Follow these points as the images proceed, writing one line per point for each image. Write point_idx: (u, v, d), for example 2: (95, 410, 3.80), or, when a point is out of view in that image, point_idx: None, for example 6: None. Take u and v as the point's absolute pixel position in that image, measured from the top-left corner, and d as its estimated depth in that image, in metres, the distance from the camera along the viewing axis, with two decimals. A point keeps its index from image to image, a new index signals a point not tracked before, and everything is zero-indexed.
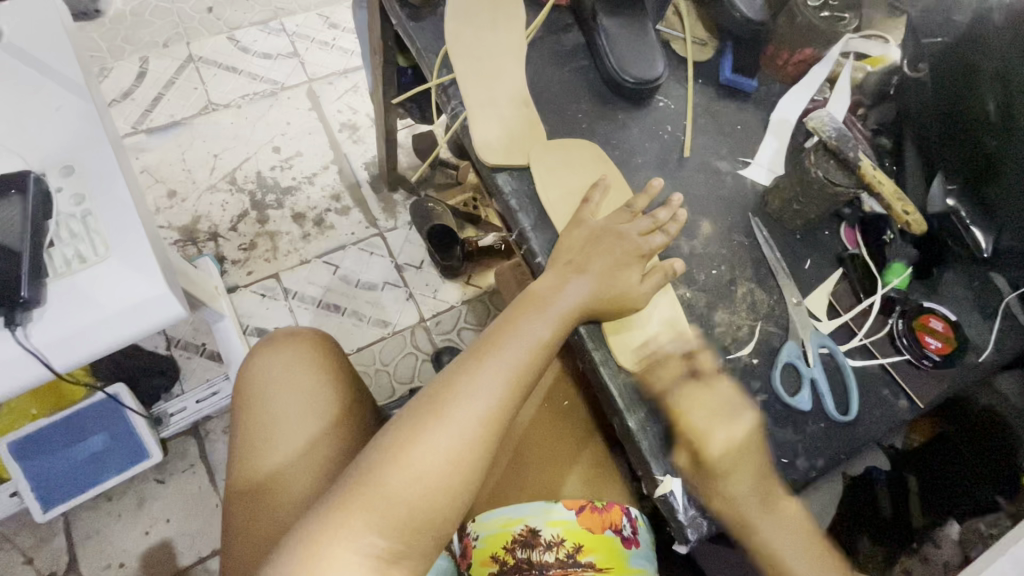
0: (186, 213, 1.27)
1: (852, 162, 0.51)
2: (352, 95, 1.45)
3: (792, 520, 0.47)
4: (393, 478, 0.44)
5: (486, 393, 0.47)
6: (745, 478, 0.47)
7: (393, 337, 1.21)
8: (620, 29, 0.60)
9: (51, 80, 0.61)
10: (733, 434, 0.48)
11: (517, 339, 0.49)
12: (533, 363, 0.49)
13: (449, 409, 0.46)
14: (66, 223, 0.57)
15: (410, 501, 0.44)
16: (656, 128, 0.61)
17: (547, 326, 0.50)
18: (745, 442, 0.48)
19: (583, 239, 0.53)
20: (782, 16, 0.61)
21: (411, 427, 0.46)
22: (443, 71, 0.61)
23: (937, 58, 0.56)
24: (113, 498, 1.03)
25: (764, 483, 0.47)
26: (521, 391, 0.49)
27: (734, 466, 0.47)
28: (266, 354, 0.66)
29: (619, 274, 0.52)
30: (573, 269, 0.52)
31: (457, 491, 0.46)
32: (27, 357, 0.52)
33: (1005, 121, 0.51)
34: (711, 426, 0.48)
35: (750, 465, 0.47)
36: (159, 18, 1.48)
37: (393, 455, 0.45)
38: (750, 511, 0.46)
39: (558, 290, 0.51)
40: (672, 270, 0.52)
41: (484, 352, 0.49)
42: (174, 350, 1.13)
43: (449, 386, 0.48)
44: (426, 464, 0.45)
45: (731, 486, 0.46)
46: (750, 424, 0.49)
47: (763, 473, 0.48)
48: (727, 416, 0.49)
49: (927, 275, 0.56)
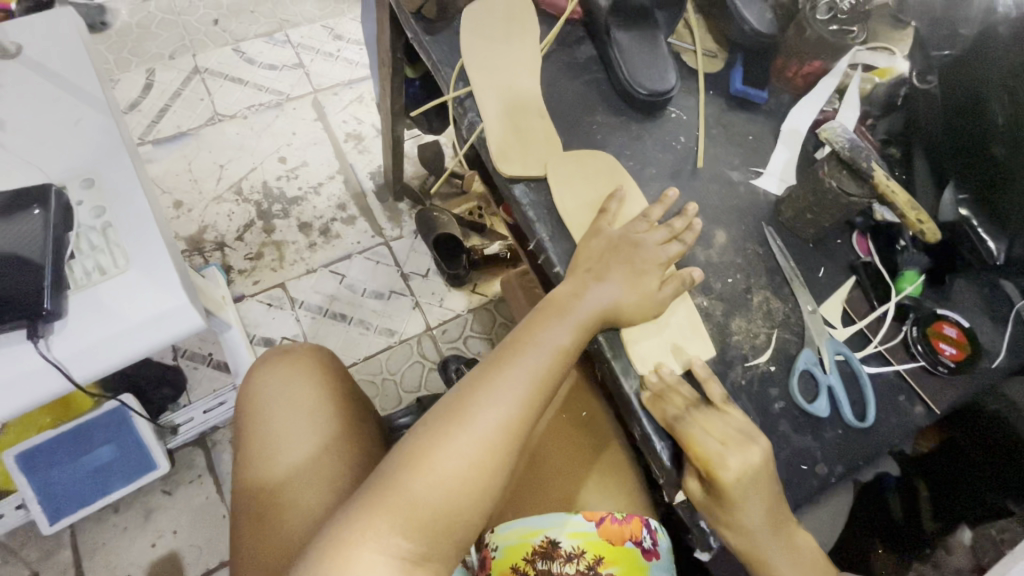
0: (192, 223, 1.27)
1: (866, 171, 0.52)
2: (358, 105, 1.46)
3: (806, 553, 0.47)
4: (418, 482, 0.44)
5: (507, 399, 0.48)
6: (761, 509, 0.45)
7: (400, 346, 1.21)
8: (633, 42, 0.61)
9: (71, 93, 0.62)
10: (748, 459, 0.45)
11: (538, 346, 0.50)
12: (554, 368, 0.50)
13: (470, 414, 0.47)
14: (86, 236, 0.57)
15: (434, 505, 0.44)
16: (669, 139, 0.62)
17: (566, 333, 0.51)
18: (761, 466, 0.45)
19: (602, 247, 0.54)
20: (792, 29, 0.62)
21: (433, 432, 0.46)
22: (459, 83, 0.62)
23: (947, 69, 0.58)
24: (120, 510, 1.03)
25: (776, 515, 0.46)
26: (542, 396, 0.49)
27: (748, 497, 0.44)
28: (277, 366, 0.66)
29: (636, 282, 0.53)
30: (592, 277, 0.53)
31: (480, 495, 0.46)
32: (50, 369, 0.53)
33: (1013, 130, 0.52)
34: (725, 451, 0.45)
35: (763, 493, 0.45)
36: (166, 30, 1.50)
37: (417, 460, 0.45)
38: (761, 538, 0.45)
39: (578, 296, 0.52)
40: (690, 279, 0.53)
41: (505, 358, 0.50)
42: (181, 361, 1.13)
43: (469, 392, 0.48)
44: (449, 468, 0.45)
45: (744, 520, 0.45)
46: (765, 450, 0.46)
47: (775, 500, 0.46)
48: (739, 441, 0.46)
49: (940, 283, 0.57)
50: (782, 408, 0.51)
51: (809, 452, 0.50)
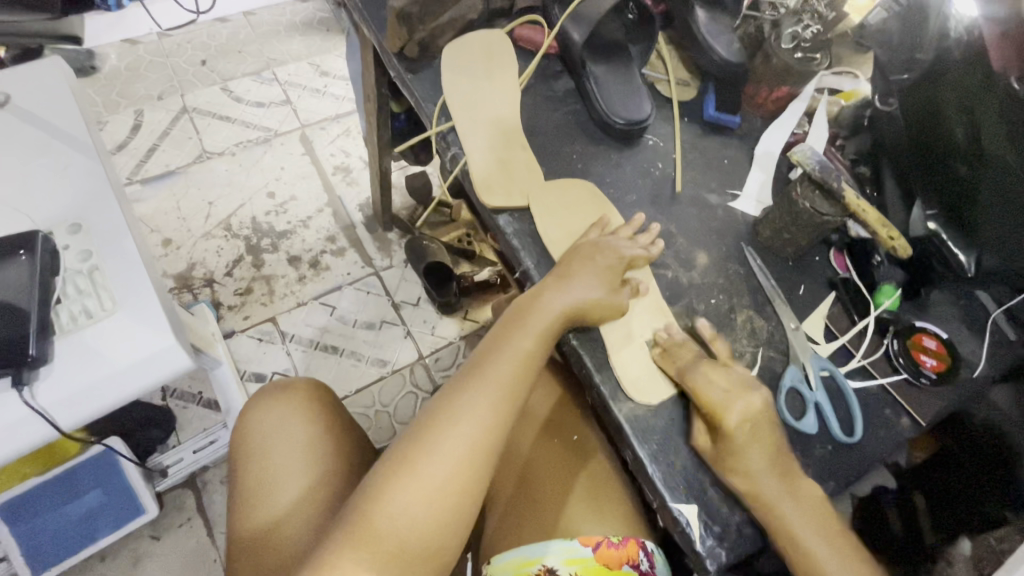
0: (182, 260, 1.27)
1: (837, 192, 0.53)
2: (345, 139, 1.49)
3: (811, 502, 0.46)
4: (385, 512, 0.44)
5: (471, 417, 0.48)
6: (761, 451, 0.47)
7: (392, 376, 1.21)
8: (608, 75, 0.64)
9: (59, 140, 0.63)
10: (750, 405, 0.48)
11: (504, 360, 0.51)
12: (518, 379, 0.51)
13: (436, 438, 0.47)
14: (72, 280, 0.57)
15: (402, 535, 0.44)
16: (647, 166, 0.64)
17: (528, 339, 0.52)
18: (764, 412, 0.48)
19: (572, 260, 0.55)
20: (759, 57, 0.66)
21: (398, 459, 0.47)
22: (442, 119, 0.64)
23: (906, 92, 0.61)
24: (105, 558, 1.00)
25: (781, 460, 0.47)
26: (510, 412, 0.50)
27: (752, 434, 0.47)
28: (262, 402, 0.66)
29: (602, 283, 0.53)
30: (559, 281, 0.53)
31: (452, 522, 0.46)
32: (34, 417, 0.52)
33: (973, 146, 0.54)
34: (729, 398, 0.48)
35: (763, 439, 0.47)
36: (154, 72, 1.52)
37: (383, 490, 0.45)
38: (764, 481, 0.46)
39: (540, 302, 0.53)
40: (639, 288, 0.55)
41: (469, 377, 0.50)
42: (170, 400, 1.11)
43: (434, 416, 0.48)
44: (416, 496, 0.45)
45: (744, 462, 0.46)
46: (767, 396, 0.49)
47: (779, 448, 0.48)
48: (740, 390, 0.49)
49: (916, 296, 0.58)
50: (772, 427, 0.52)
51: (801, 469, 0.51)
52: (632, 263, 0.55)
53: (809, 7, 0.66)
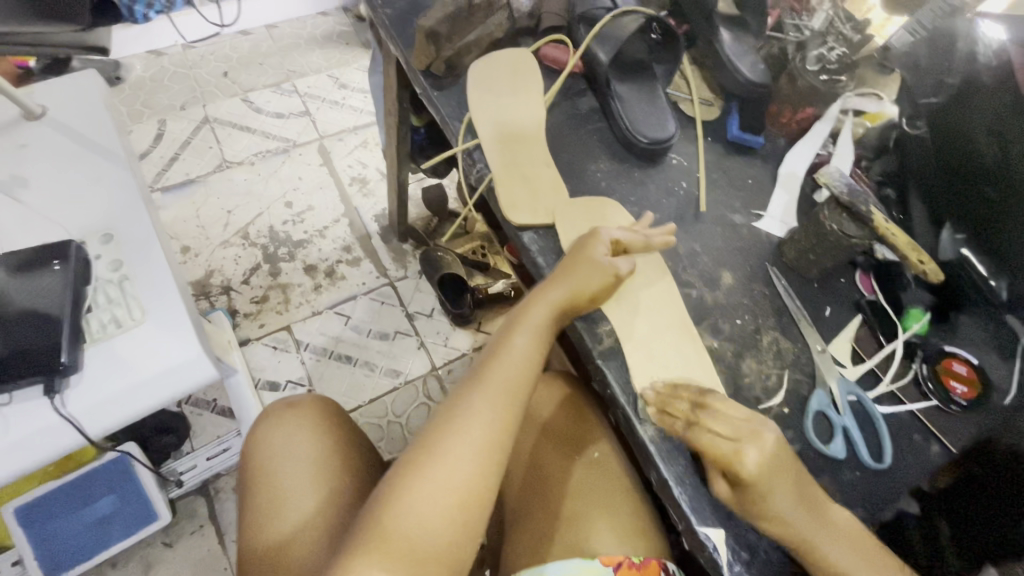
0: (200, 267, 1.29)
1: (865, 215, 0.53)
2: (362, 150, 1.50)
3: (851, 539, 0.44)
4: (394, 516, 0.44)
5: (478, 419, 0.48)
6: (784, 489, 0.44)
7: (405, 388, 1.20)
8: (633, 95, 0.65)
9: (92, 151, 0.64)
10: (764, 447, 0.45)
11: (504, 362, 0.51)
12: (523, 375, 0.51)
13: (442, 442, 0.47)
14: (104, 289, 0.58)
15: (413, 537, 0.44)
16: (671, 185, 0.64)
17: (528, 337, 0.53)
18: (778, 452, 0.45)
19: (567, 259, 0.55)
20: (783, 79, 0.67)
21: (404, 465, 0.47)
22: (467, 136, 0.65)
23: (933, 115, 0.61)
24: (118, 564, 1.00)
25: (801, 490, 0.45)
26: (516, 410, 0.50)
27: (772, 480, 0.44)
28: (276, 415, 0.67)
29: (594, 271, 0.53)
30: (555, 278, 0.54)
31: (464, 525, 0.45)
32: (64, 425, 0.52)
33: (1002, 170, 0.54)
34: (742, 444, 0.45)
35: (785, 476, 0.45)
36: (178, 83, 1.56)
37: (391, 497, 0.45)
38: (785, 514, 0.43)
39: (537, 300, 0.53)
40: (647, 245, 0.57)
41: (473, 381, 0.51)
42: (185, 407, 1.12)
43: (439, 423, 0.49)
44: (425, 500, 0.45)
45: (773, 506, 0.44)
46: (779, 437, 0.46)
47: (799, 482, 0.45)
48: (750, 432, 0.46)
49: (946, 319, 0.58)
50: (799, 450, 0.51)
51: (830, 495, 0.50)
52: (623, 246, 0.56)
53: (835, 30, 0.66)
